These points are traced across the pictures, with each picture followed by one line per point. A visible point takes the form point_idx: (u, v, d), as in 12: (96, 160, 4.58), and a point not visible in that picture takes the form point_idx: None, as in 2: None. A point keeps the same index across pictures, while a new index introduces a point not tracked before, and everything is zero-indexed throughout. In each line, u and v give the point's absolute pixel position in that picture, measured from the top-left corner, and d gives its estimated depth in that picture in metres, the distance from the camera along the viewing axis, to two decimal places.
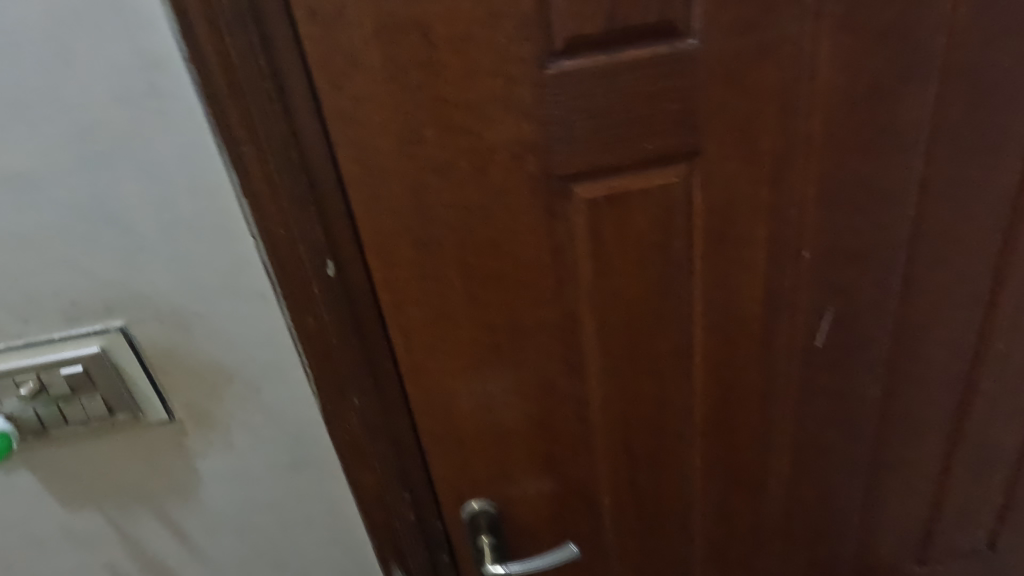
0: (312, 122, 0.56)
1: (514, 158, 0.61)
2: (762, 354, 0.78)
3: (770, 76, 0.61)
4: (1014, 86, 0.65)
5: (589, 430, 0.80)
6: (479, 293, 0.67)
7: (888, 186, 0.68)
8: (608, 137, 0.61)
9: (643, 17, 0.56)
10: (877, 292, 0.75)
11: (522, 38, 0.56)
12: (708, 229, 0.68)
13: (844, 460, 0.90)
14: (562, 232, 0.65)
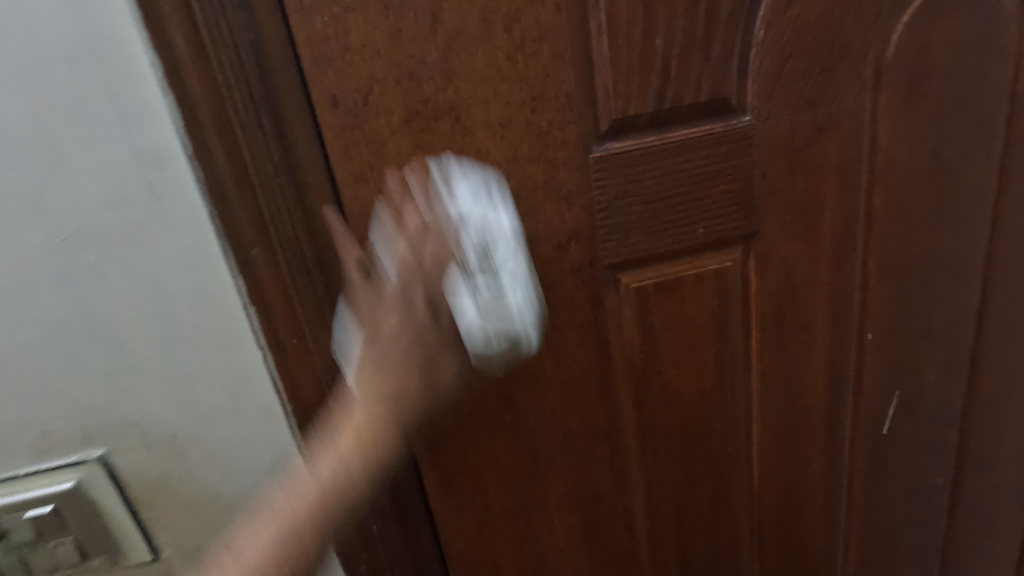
0: (331, 217, 0.51)
1: (556, 248, 0.54)
2: (826, 446, 0.70)
3: (829, 152, 0.56)
4: None
5: (638, 542, 0.70)
6: (517, 396, 0.59)
7: (952, 260, 0.63)
8: (659, 222, 0.55)
9: (695, 95, 0.52)
10: (946, 373, 0.69)
11: (566, 121, 0.50)
12: (766, 315, 0.61)
13: (917, 557, 0.80)
14: (608, 325, 0.58)
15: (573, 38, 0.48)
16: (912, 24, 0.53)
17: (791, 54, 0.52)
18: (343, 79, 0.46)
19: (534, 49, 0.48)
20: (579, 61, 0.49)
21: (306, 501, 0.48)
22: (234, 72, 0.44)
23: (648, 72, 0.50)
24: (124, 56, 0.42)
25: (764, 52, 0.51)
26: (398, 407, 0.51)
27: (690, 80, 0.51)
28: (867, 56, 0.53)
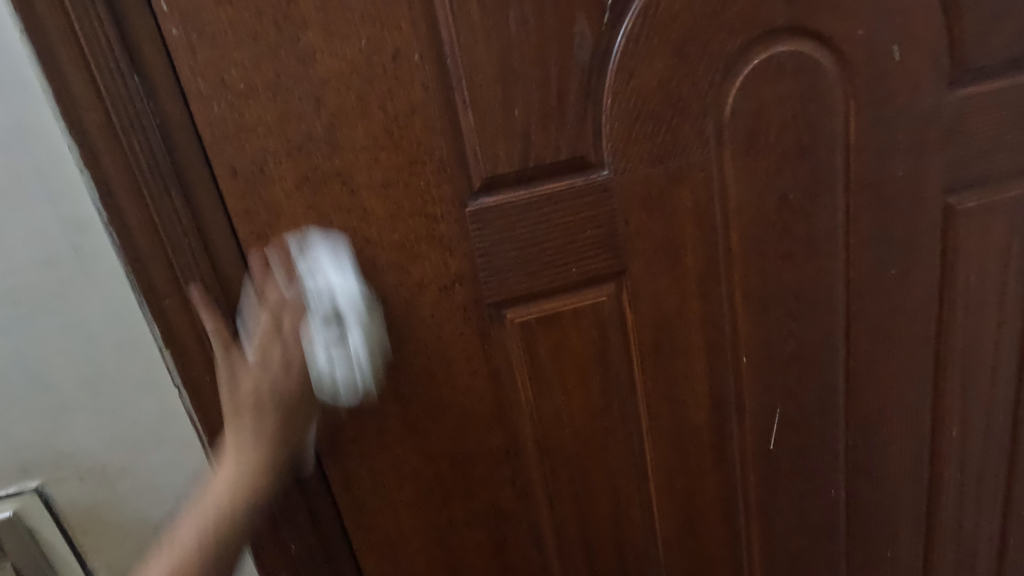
0: (236, 269, 0.58)
1: (442, 289, 0.62)
2: (717, 462, 0.76)
3: (684, 198, 0.64)
4: (915, 193, 0.70)
5: (548, 556, 0.76)
6: (417, 422, 0.66)
7: (815, 289, 0.70)
8: (534, 264, 0.63)
9: (556, 155, 0.60)
10: (822, 391, 0.75)
11: (441, 180, 0.58)
12: (644, 343, 0.68)
13: (821, 563, 0.85)
14: (497, 356, 0.65)
15: (442, 111, 0.56)
16: (745, 88, 0.62)
17: (638, 118, 0.60)
18: (242, 153, 0.55)
19: (407, 122, 0.56)
20: (449, 130, 0.57)
21: (229, 505, 0.54)
22: (143, 149, 0.52)
23: (510, 138, 0.58)
24: (48, 143, 0.49)
25: (612, 116, 0.60)
26: (262, 456, 0.56)
27: (549, 143, 0.59)
28: (707, 117, 0.62)
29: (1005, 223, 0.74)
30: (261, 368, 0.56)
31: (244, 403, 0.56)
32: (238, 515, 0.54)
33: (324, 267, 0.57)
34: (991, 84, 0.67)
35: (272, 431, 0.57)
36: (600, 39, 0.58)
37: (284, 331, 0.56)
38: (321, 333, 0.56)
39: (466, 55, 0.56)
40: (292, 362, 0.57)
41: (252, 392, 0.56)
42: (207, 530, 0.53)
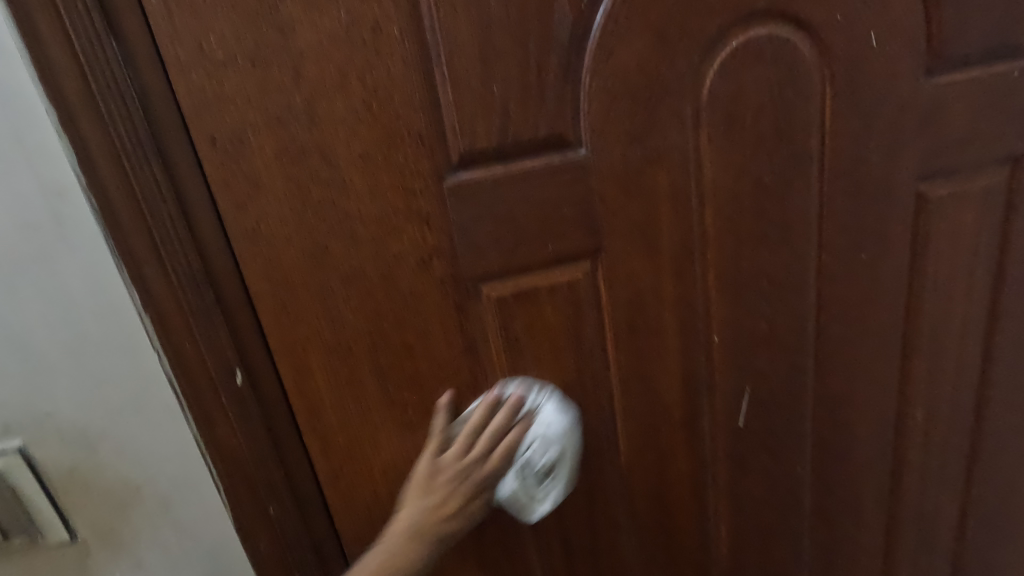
0: (216, 239, 0.59)
1: (419, 264, 0.63)
2: (688, 438, 0.78)
3: (661, 179, 0.65)
4: (890, 180, 0.71)
5: (522, 525, 0.78)
6: (394, 393, 0.68)
7: (788, 272, 0.72)
8: (511, 240, 0.64)
9: (533, 133, 0.61)
10: (791, 372, 0.78)
11: (419, 156, 0.59)
12: (618, 321, 0.70)
13: (787, 537, 0.89)
14: (474, 330, 0.67)
15: (420, 86, 0.57)
16: (723, 71, 0.62)
17: (616, 98, 0.61)
18: (220, 123, 0.55)
19: (386, 96, 0.57)
20: (427, 106, 0.58)
21: (392, 564, 0.61)
22: (122, 117, 0.52)
23: (489, 114, 0.59)
24: (28, 107, 0.50)
25: (591, 96, 0.60)
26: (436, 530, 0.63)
27: (528, 120, 0.60)
28: (685, 99, 0.62)
29: (977, 211, 0.75)
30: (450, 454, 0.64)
31: (448, 456, 0.64)
32: (418, 560, 0.62)
33: (545, 408, 0.67)
34: (970, 72, 0.68)
35: (451, 483, 0.63)
36: (580, 17, 0.58)
37: (454, 461, 0.64)
38: (520, 473, 0.67)
39: (445, 30, 0.56)
40: (467, 471, 0.64)
41: (449, 488, 0.63)
42: (388, 559, 0.61)
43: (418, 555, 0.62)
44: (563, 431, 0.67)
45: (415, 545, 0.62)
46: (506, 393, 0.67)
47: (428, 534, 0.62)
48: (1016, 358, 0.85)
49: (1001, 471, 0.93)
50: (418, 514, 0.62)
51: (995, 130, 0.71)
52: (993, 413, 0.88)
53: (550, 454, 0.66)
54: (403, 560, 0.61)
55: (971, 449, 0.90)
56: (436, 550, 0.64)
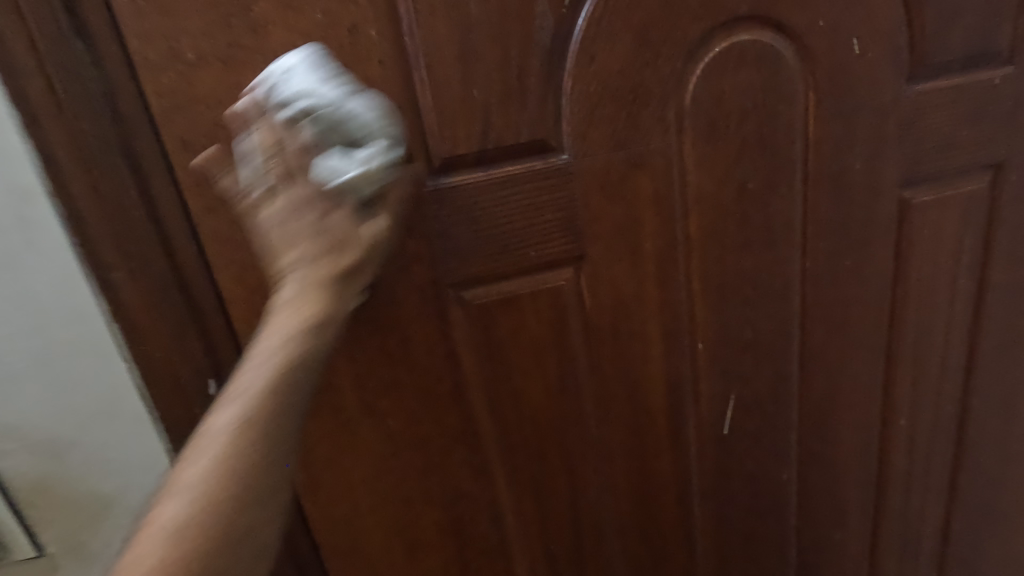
0: (188, 244, 0.57)
1: (399, 269, 0.62)
2: (672, 445, 0.77)
3: (644, 184, 0.64)
4: (873, 186, 0.71)
5: (505, 534, 0.77)
6: (373, 401, 0.66)
7: (772, 278, 0.72)
8: (492, 245, 0.63)
9: (515, 137, 0.60)
10: (776, 378, 0.77)
11: (398, 159, 0.58)
12: (601, 328, 0.69)
13: (772, 544, 0.88)
14: (455, 337, 0.66)
15: (399, 89, 0.56)
16: (707, 76, 0.62)
17: (599, 103, 0.60)
18: (191, 125, 0.53)
19: None
20: (406, 109, 0.57)
21: (235, 445, 0.43)
22: (89, 120, 0.51)
23: (470, 118, 0.58)
24: None
25: (573, 100, 0.59)
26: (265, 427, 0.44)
27: (509, 124, 0.59)
28: (668, 104, 0.62)
29: (959, 217, 0.75)
30: (299, 229, 0.49)
31: (308, 262, 0.50)
32: (278, 423, 0.45)
33: (302, 68, 0.51)
34: (951, 79, 0.68)
35: (336, 284, 0.51)
36: (561, 21, 0.57)
37: (313, 264, 0.50)
38: (346, 184, 0.50)
39: (424, 33, 0.55)
40: (337, 251, 0.51)
41: (302, 279, 0.50)
42: (237, 428, 0.43)
43: (278, 400, 0.45)
44: (371, 176, 0.51)
45: (208, 512, 0.40)
46: (283, 80, 0.50)
47: (305, 356, 0.48)
48: (998, 363, 0.85)
49: (986, 476, 0.93)
50: (293, 330, 0.48)
51: (976, 137, 0.72)
52: (976, 418, 0.88)
53: (366, 189, 0.51)
54: (271, 419, 0.45)
55: (954, 454, 0.90)
56: (298, 384, 0.47)
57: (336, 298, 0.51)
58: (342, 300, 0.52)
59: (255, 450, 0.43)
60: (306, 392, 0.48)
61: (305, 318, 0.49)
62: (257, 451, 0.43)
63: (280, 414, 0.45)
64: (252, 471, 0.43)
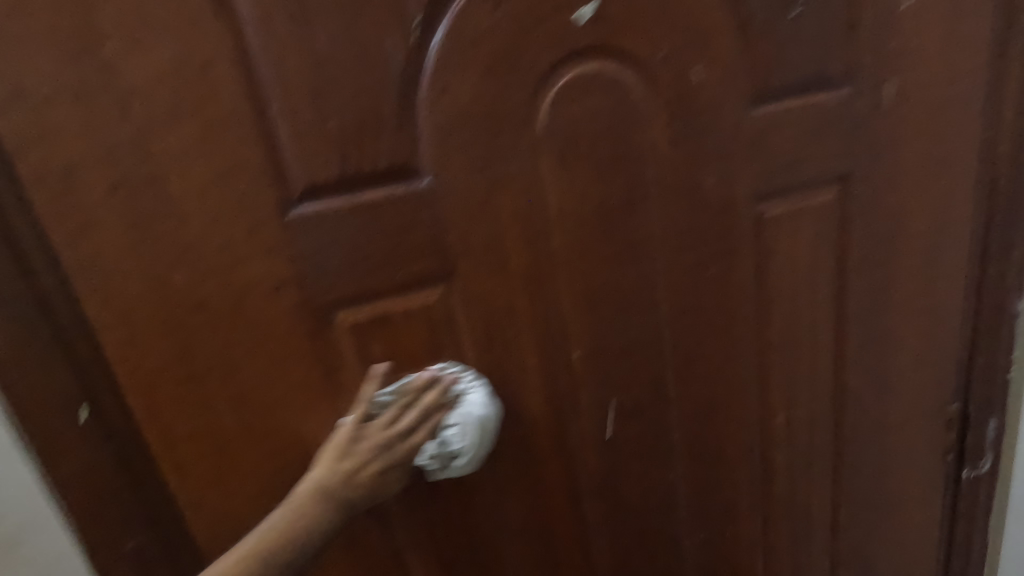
0: (50, 274, 0.59)
1: (268, 292, 0.64)
2: (557, 449, 0.82)
3: (507, 205, 0.68)
4: (728, 201, 0.76)
5: (398, 538, 0.81)
6: (253, 421, 0.68)
7: (639, 289, 0.77)
8: (361, 267, 0.66)
9: (374, 163, 0.63)
10: (653, 382, 0.82)
11: (259, 188, 0.61)
12: (477, 341, 0.73)
13: (667, 540, 0.93)
14: (331, 355, 0.69)
15: (255, 122, 0.59)
16: (557, 103, 0.66)
17: (454, 130, 0.64)
18: (46, 159, 0.55)
19: (219, 131, 0.58)
20: (264, 140, 0.60)
21: (294, 522, 0.62)
22: None
23: (329, 147, 0.61)
24: None
25: (429, 128, 0.64)
26: (293, 530, 0.62)
27: (367, 152, 0.63)
28: (522, 130, 0.66)
29: (812, 227, 0.82)
30: (376, 432, 0.67)
31: (376, 425, 0.67)
32: (309, 530, 0.63)
33: (470, 398, 0.70)
34: (791, 102, 0.75)
35: (376, 476, 0.66)
36: (412, 56, 0.61)
37: (365, 438, 0.67)
38: (438, 450, 0.70)
39: (277, 71, 0.58)
40: (416, 431, 0.68)
41: (361, 458, 0.66)
42: (269, 545, 0.61)
43: (322, 511, 0.63)
44: (481, 422, 0.69)
45: (271, 547, 0.61)
46: (441, 381, 0.70)
47: (331, 509, 0.64)
48: (865, 359, 0.92)
49: (868, 466, 0.99)
50: (357, 469, 0.65)
51: (820, 154, 0.78)
52: (851, 411, 0.95)
53: (460, 440, 0.69)
54: (312, 514, 0.63)
55: (836, 445, 0.97)
56: (331, 501, 0.64)
57: (371, 467, 0.65)
58: (388, 451, 0.66)
59: (299, 529, 0.62)
60: (330, 520, 0.64)
61: (347, 462, 0.65)
62: (310, 536, 0.63)
63: (312, 520, 0.63)
64: (281, 548, 0.61)
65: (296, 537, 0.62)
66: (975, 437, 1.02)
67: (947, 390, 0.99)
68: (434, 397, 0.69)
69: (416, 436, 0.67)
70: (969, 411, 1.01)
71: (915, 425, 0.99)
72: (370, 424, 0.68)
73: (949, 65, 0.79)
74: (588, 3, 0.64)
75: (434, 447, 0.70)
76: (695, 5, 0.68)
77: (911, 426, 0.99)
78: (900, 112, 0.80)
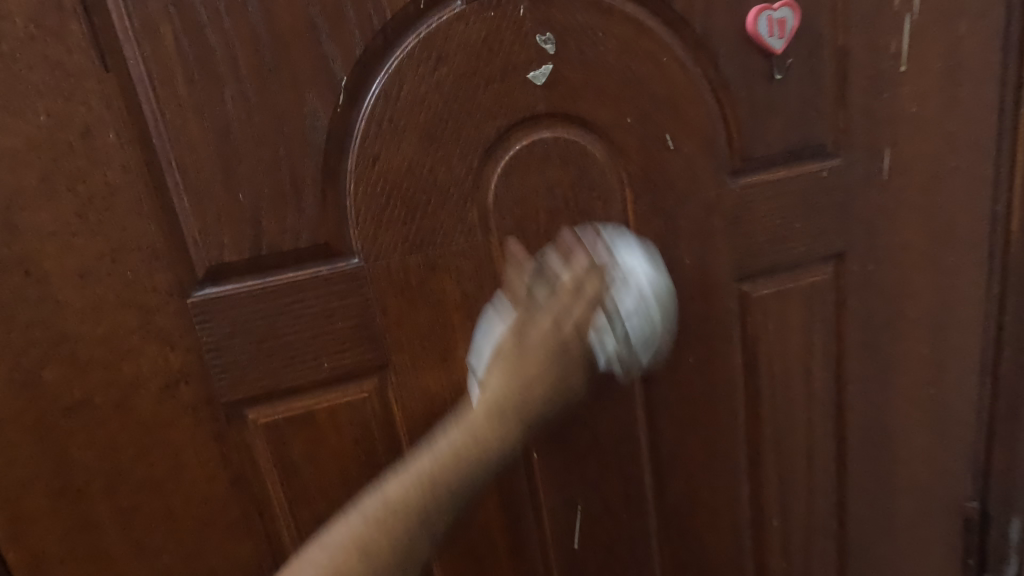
0: None
1: (164, 389, 0.54)
2: (515, 564, 0.70)
3: (450, 288, 0.59)
4: (706, 281, 0.68)
5: None
6: (144, 537, 0.58)
7: (608, 380, 0.67)
8: (277, 359, 0.56)
9: (292, 241, 0.55)
10: (627, 486, 0.71)
11: (153, 269, 0.52)
12: (416, 443, 0.62)
13: None
14: (240, 460, 0.58)
15: (149, 195, 0.51)
16: (507, 173, 0.58)
17: (390, 202, 0.56)
18: None
19: (105, 205, 0.50)
20: (159, 215, 0.51)
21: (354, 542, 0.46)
22: None
23: (237, 223, 0.53)
24: None
25: (358, 202, 0.55)
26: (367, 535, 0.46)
27: (284, 229, 0.54)
28: (467, 204, 0.58)
29: (803, 309, 0.73)
30: (549, 301, 0.52)
31: (517, 385, 0.50)
32: (420, 538, 0.47)
33: (622, 252, 0.57)
34: (776, 173, 0.67)
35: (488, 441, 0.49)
36: (338, 121, 0.54)
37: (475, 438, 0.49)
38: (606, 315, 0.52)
39: (175, 134, 0.50)
40: (576, 326, 0.51)
41: (523, 343, 0.51)
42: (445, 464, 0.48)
43: (503, 432, 0.50)
44: (655, 294, 0.55)
45: (362, 555, 0.45)
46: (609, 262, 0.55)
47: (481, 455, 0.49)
48: (867, 453, 0.82)
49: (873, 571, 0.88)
50: (452, 460, 0.48)
51: (810, 229, 0.70)
52: (854, 511, 0.84)
53: (635, 320, 0.53)
54: (398, 509, 0.47)
55: (840, 549, 0.85)
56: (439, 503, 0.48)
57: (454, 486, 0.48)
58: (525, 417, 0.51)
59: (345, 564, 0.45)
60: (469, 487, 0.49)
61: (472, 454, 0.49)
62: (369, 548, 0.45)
63: (406, 509, 0.47)
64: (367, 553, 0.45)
65: (416, 521, 0.47)
66: (999, 543, 0.90)
67: (964, 487, 0.88)
68: (600, 291, 0.52)
69: (593, 319, 0.52)
70: (990, 512, 0.90)
71: (926, 525, 0.88)
72: (539, 281, 0.55)
73: (948, 134, 0.73)
74: (543, 65, 0.57)
75: (598, 340, 0.52)
76: (665, 66, 0.61)
77: (921, 527, 0.88)
78: (898, 183, 0.73)
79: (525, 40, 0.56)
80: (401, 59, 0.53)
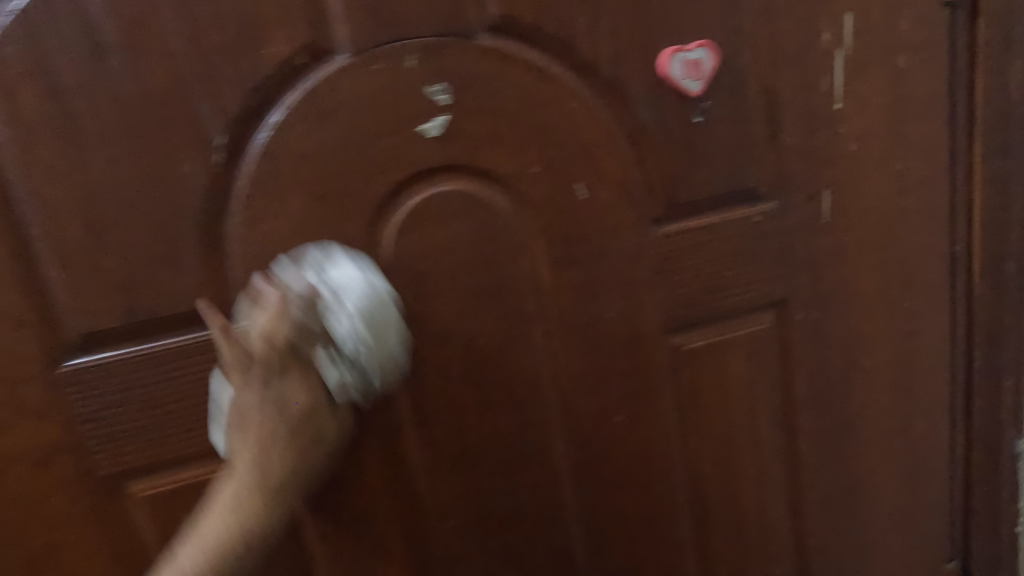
0: None
1: (38, 462, 0.52)
2: None
3: None
4: (632, 335, 0.64)
5: None
6: None
7: (525, 440, 0.64)
8: (159, 429, 0.54)
9: (172, 306, 0.52)
10: (554, 551, 0.67)
11: (22, 340, 0.50)
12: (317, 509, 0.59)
13: None
14: (126, 534, 0.55)
15: (17, 264, 0.49)
16: (403, 230, 0.56)
17: (276, 262, 0.53)
18: None
19: None
20: (27, 284, 0.49)
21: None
22: None
23: (110, 290, 0.50)
24: None
25: (242, 263, 0.53)
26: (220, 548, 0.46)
27: (161, 294, 0.52)
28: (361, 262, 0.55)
29: (745, 361, 0.69)
30: (258, 362, 0.47)
31: (268, 415, 0.48)
32: (258, 531, 0.47)
33: (342, 263, 0.52)
34: (704, 219, 0.63)
35: (276, 346, 0.47)
36: (217, 180, 0.52)
37: (290, 395, 0.49)
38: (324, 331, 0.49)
39: (41, 201, 0.48)
40: (296, 323, 0.47)
41: (278, 405, 0.48)
42: (251, 483, 0.47)
43: (285, 456, 0.49)
44: (378, 301, 0.51)
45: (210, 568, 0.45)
46: (309, 279, 0.50)
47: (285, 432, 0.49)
48: (828, 511, 0.76)
49: None
50: (263, 398, 0.47)
51: (747, 277, 0.66)
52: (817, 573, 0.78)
53: (354, 345, 0.50)
54: (245, 511, 0.47)
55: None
56: (307, 439, 0.51)
57: (291, 396, 0.49)
58: (347, 359, 0.51)
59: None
60: (296, 493, 0.50)
61: (267, 393, 0.48)
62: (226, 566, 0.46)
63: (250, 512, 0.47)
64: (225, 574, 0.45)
65: (256, 522, 0.47)
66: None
67: (938, 544, 0.82)
68: (322, 318, 0.49)
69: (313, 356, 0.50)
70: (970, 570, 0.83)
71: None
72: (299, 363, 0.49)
73: (898, 172, 0.68)
74: (437, 116, 0.54)
75: (324, 363, 0.50)
76: (572, 113, 0.58)
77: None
78: (845, 224, 0.68)
79: (416, 90, 0.53)
80: (282, 115, 0.51)
